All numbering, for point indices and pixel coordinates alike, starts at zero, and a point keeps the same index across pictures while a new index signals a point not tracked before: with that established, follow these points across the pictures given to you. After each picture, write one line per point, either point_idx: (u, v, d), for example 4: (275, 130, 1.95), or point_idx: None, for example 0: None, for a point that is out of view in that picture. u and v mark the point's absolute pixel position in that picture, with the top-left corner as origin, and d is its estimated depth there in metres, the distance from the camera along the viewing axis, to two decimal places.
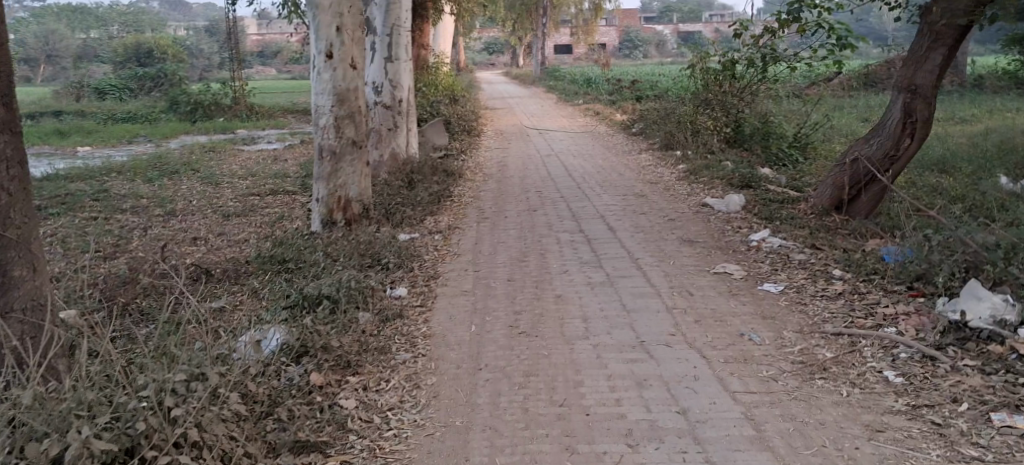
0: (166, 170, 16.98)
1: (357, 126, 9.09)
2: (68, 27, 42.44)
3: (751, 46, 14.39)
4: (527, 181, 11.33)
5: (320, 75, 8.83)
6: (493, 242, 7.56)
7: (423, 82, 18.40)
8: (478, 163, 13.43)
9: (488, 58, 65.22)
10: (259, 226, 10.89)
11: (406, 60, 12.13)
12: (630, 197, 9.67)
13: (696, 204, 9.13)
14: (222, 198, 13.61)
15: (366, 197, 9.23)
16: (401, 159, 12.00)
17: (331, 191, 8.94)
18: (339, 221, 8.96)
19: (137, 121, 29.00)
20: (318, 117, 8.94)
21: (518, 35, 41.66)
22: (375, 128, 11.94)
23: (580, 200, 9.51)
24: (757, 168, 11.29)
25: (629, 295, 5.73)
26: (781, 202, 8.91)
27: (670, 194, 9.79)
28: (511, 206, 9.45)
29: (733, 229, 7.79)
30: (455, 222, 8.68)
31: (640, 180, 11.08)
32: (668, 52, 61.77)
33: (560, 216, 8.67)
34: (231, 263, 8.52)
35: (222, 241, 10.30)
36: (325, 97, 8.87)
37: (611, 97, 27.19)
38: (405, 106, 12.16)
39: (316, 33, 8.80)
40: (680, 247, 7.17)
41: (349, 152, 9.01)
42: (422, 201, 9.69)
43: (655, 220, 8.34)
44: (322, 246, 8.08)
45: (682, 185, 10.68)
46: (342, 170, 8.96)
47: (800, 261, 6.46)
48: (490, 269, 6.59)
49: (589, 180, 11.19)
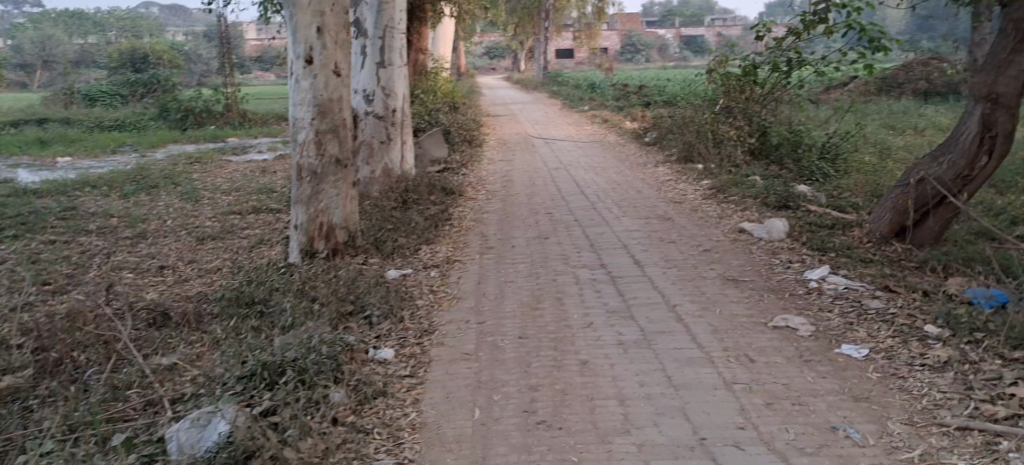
0: (145, 183, 15.78)
1: (342, 142, 7.90)
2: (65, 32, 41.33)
3: (776, 49, 13.47)
4: (534, 201, 10.14)
5: (299, 83, 7.65)
6: (499, 281, 6.37)
7: (420, 89, 17.22)
8: (480, 177, 12.29)
9: (489, 62, 64.18)
10: (235, 252, 9.71)
11: (401, 65, 10.97)
12: (652, 221, 8.50)
13: (732, 230, 7.94)
14: (201, 217, 12.43)
15: (355, 222, 8.06)
16: (396, 175, 10.83)
17: (311, 216, 7.75)
18: (321, 251, 7.79)
19: (125, 128, 27.79)
20: (297, 132, 7.75)
21: (520, 39, 40.45)
22: (365, 142, 10.78)
23: (597, 226, 8.31)
24: (793, 185, 10.14)
25: (672, 361, 4.53)
26: (831, 228, 7.72)
27: (699, 218, 8.59)
28: (519, 232, 8.26)
29: (783, 263, 6.61)
30: (452, 252, 7.51)
31: (663, 200, 9.90)
32: (670, 56, 60.69)
33: (576, 244, 7.51)
34: (196, 303, 7.36)
35: (192, 270, 9.13)
36: (305, 109, 7.68)
37: (618, 102, 26.09)
38: (399, 116, 10.99)
39: (293, 35, 7.62)
40: (724, 288, 5.97)
41: (333, 172, 7.83)
42: (417, 224, 8.51)
43: (687, 250, 7.17)
44: (300, 281, 6.91)
45: (709, 204, 9.51)
46: (325, 192, 7.80)
47: (877, 312, 5.27)
48: (497, 320, 5.42)
49: (605, 199, 10.03)
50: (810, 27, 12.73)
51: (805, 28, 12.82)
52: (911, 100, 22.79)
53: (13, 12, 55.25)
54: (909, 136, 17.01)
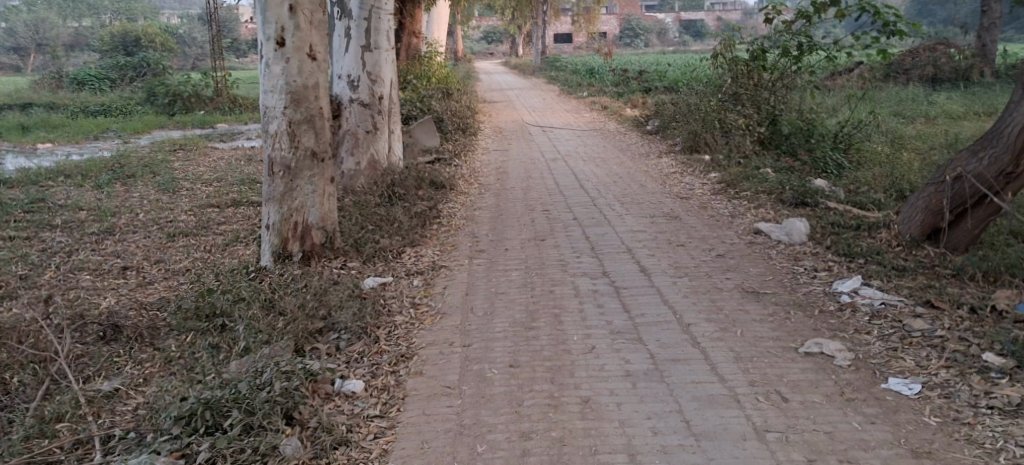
0: (122, 172, 14.97)
1: (319, 133, 7.14)
2: (58, 14, 40.27)
3: (785, 33, 13.01)
4: (529, 196, 9.43)
5: (270, 67, 6.89)
6: (489, 293, 5.67)
7: (412, 75, 16.44)
8: (473, 169, 11.58)
9: (486, 47, 63.17)
10: (206, 251, 8.98)
11: (388, 49, 10.23)
12: (659, 220, 7.82)
13: (747, 231, 7.26)
14: (176, 210, 11.64)
15: (334, 221, 7.32)
16: (382, 166, 10.09)
17: (285, 215, 7.01)
18: (295, 254, 7.06)
19: (111, 113, 26.90)
20: (268, 123, 6.99)
21: (517, 23, 39.60)
22: (350, 131, 9.97)
23: (600, 227, 7.60)
24: (808, 180, 9.46)
25: (691, 400, 3.85)
26: (856, 229, 7.05)
27: (710, 217, 7.88)
28: (512, 232, 7.54)
29: (807, 272, 5.94)
30: (438, 256, 6.81)
31: (669, 196, 9.18)
32: (669, 41, 59.84)
33: (575, 248, 6.82)
34: (155, 312, 6.69)
35: (158, 272, 8.39)
36: (276, 97, 6.92)
37: (618, 88, 25.29)
38: (386, 103, 10.23)
39: (263, 15, 6.87)
40: (744, 303, 5.26)
41: (309, 166, 7.08)
42: (402, 222, 7.79)
43: (699, 254, 6.49)
44: (269, 290, 6.20)
45: (718, 200, 8.83)
46: (299, 189, 7.06)
47: (924, 334, 4.52)
48: (486, 344, 4.73)
49: (607, 195, 9.32)
50: (821, 10, 12.35)
51: (816, 11, 12.40)
52: (920, 87, 22.08)
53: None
54: (921, 125, 16.32)
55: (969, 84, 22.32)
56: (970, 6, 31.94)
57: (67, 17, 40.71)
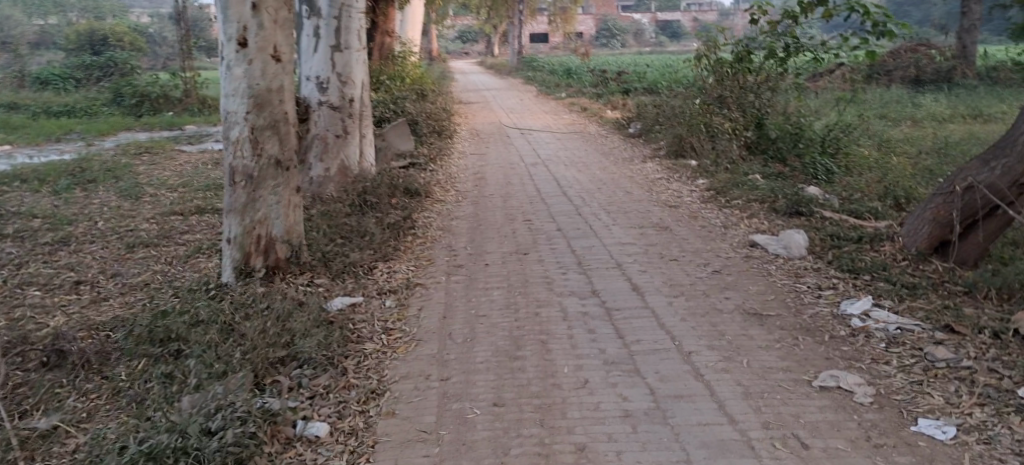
0: (82, 176, 14.25)
1: (284, 140, 6.62)
2: (23, 11, 38.92)
3: (770, 34, 12.67)
4: (509, 204, 8.97)
5: (230, 69, 6.35)
6: (469, 316, 5.19)
7: (386, 75, 15.90)
8: (449, 174, 11.11)
9: (463, 47, 62.60)
10: (166, 263, 8.38)
11: (359, 49, 9.73)
12: (648, 231, 7.41)
13: (742, 243, 6.88)
14: (137, 217, 11.00)
15: (300, 234, 6.81)
16: (353, 172, 9.59)
17: (246, 228, 6.47)
18: (258, 269, 6.54)
19: (75, 114, 25.95)
20: (228, 129, 6.45)
21: (494, 22, 39.13)
22: (319, 135, 9.51)
23: (585, 240, 7.16)
24: (800, 187, 9.10)
25: (701, 449, 3.46)
26: (856, 243, 6.69)
27: (702, 229, 7.47)
28: (492, 245, 7.08)
29: (811, 290, 5.55)
30: (413, 272, 6.33)
31: (657, 205, 8.77)
32: (646, 41, 59.64)
33: (561, 264, 6.39)
34: (105, 334, 6.03)
35: (113, 285, 7.73)
36: (237, 102, 6.38)
37: (597, 89, 24.92)
38: (357, 106, 9.73)
39: (222, 13, 6.30)
40: (748, 327, 4.86)
41: (272, 176, 6.57)
42: (374, 234, 7.29)
43: (694, 271, 6.09)
44: (228, 310, 5.66)
45: (708, 209, 8.44)
46: (262, 200, 6.54)
47: (948, 364, 4.16)
48: (466, 377, 4.27)
49: (591, 203, 8.88)
50: (808, 10, 12.01)
51: (803, 11, 12.05)
52: (900, 89, 21.95)
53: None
54: (905, 128, 16.11)
55: (948, 86, 22.23)
56: (946, 6, 32.01)
57: (32, 14, 39.43)
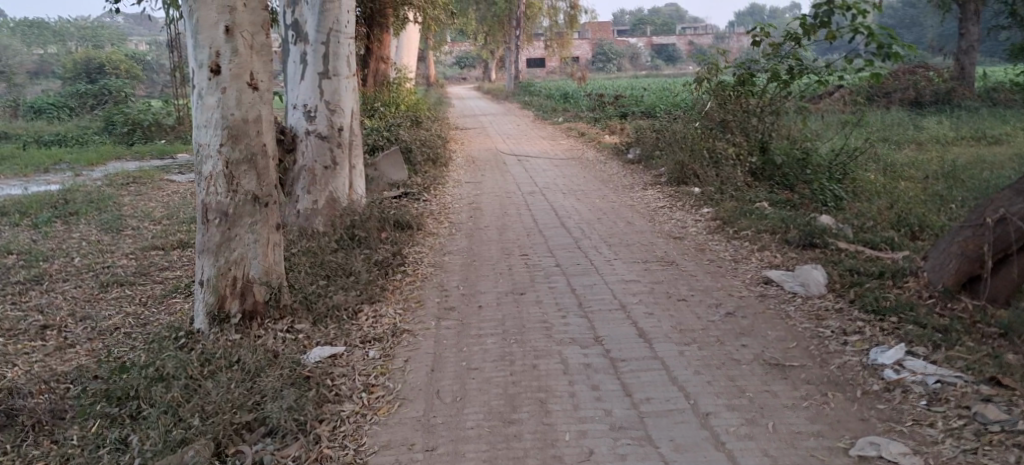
0: (64, 208, 13.75)
1: (262, 174, 6.15)
2: (21, 40, 38.65)
3: (772, 56, 12.30)
4: (505, 236, 8.49)
5: (202, 99, 5.90)
6: (460, 370, 4.69)
7: (380, 102, 15.52)
8: (443, 204, 10.64)
9: (459, 72, 62.52)
10: (140, 304, 7.87)
11: (349, 77, 9.30)
12: (653, 266, 6.94)
13: (756, 280, 6.42)
14: (116, 252, 10.50)
15: (280, 275, 6.31)
16: (342, 205, 9.10)
17: (221, 270, 5.99)
18: (234, 314, 6.03)
19: (66, 143, 25.49)
20: (201, 162, 5.99)
21: (490, 47, 38.99)
22: (306, 167, 9.01)
23: (586, 276, 6.67)
24: (811, 216, 8.66)
25: None
26: (879, 279, 6.24)
27: (711, 264, 7.00)
28: (487, 283, 6.58)
29: (835, 335, 5.10)
30: (400, 317, 5.83)
31: (661, 237, 8.30)
32: (641, 65, 59.62)
33: (561, 305, 5.90)
34: (61, 391, 5.51)
35: (81, 330, 7.20)
36: (211, 133, 5.93)
37: (594, 113, 24.57)
38: (347, 135, 9.28)
39: (194, 37, 5.87)
40: (769, 382, 4.40)
41: (249, 212, 6.07)
42: (361, 273, 6.80)
43: (706, 312, 5.62)
44: (196, 362, 5.16)
45: (715, 241, 7.99)
46: (239, 239, 6.04)
47: (1001, 428, 3.74)
48: (455, 448, 3.87)
49: (591, 235, 8.40)
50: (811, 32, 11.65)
51: (806, 33, 11.79)
52: (901, 111, 21.63)
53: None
54: (911, 151, 15.74)
55: (949, 108, 21.91)
56: (942, 28, 31.90)
57: (30, 43, 39.17)
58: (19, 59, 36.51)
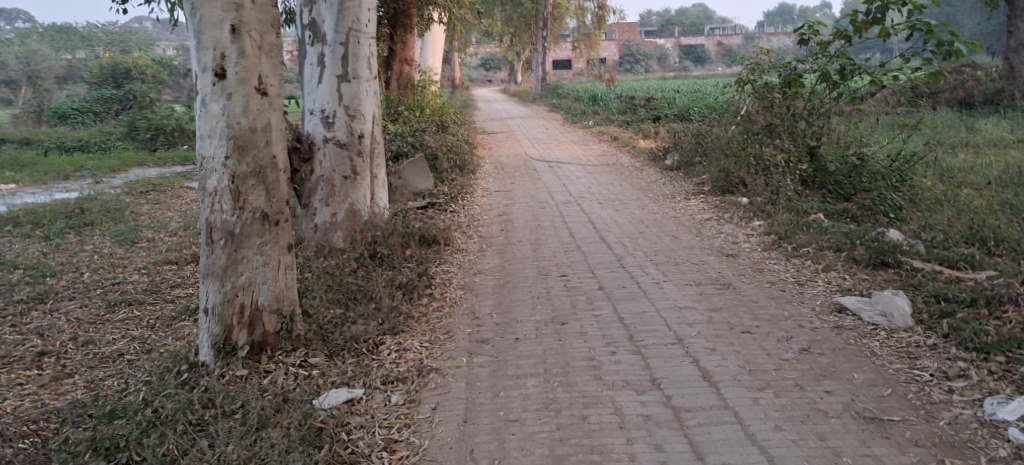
0: (78, 218, 13.25)
1: (272, 189, 5.52)
2: (50, 46, 38.53)
3: (820, 55, 11.49)
4: (540, 253, 7.80)
5: (206, 105, 5.29)
6: (497, 423, 4.05)
7: (405, 106, 14.91)
8: (472, 216, 9.98)
9: (485, 74, 61.98)
10: (147, 328, 7.27)
11: (369, 80, 8.71)
12: (708, 290, 6.23)
13: (829, 308, 5.67)
14: (127, 267, 9.93)
15: (293, 301, 5.68)
16: (363, 218, 8.48)
17: (227, 297, 5.37)
18: (242, 345, 5.42)
19: (89, 149, 25.18)
20: (205, 176, 5.37)
21: (517, 50, 38.29)
22: (325, 177, 8.40)
23: (634, 302, 5.97)
24: (876, 230, 7.88)
25: None
26: (971, 307, 5.48)
27: (773, 288, 6.25)
28: (523, 310, 5.90)
29: (936, 379, 4.38)
30: (426, 351, 5.16)
31: (712, 254, 7.56)
32: (670, 66, 58.58)
33: (609, 337, 5.21)
34: (49, 434, 4.91)
35: (80, 357, 6.62)
36: (215, 143, 5.32)
37: (625, 116, 23.81)
38: (368, 142, 8.66)
39: (196, 37, 5.26)
40: (870, 444, 3.71)
41: (258, 232, 5.45)
42: (383, 298, 6.14)
43: (777, 348, 4.90)
44: (196, 406, 4.55)
45: (772, 259, 7.25)
46: (246, 262, 5.42)
47: None
48: None
49: (636, 252, 7.68)
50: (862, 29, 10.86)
51: (858, 30, 10.94)
52: (947, 112, 20.67)
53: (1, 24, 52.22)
54: (965, 154, 14.84)
55: (998, 108, 20.89)
56: (984, 26, 30.76)
57: (60, 49, 39.09)
58: (46, 65, 36.37)
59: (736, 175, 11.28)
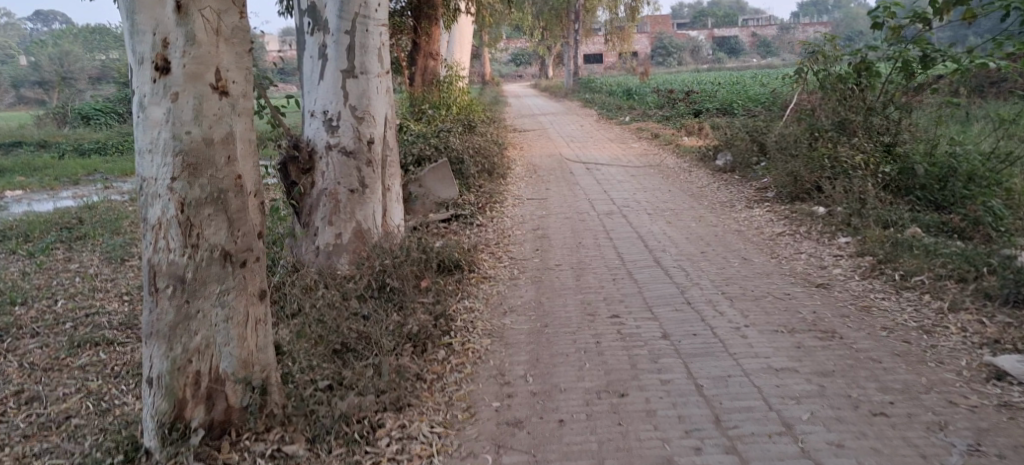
0: (70, 230, 12.11)
1: (236, 218, 4.20)
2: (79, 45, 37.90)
3: (894, 42, 9.77)
4: (583, 283, 6.39)
5: (145, 110, 3.99)
6: None
7: (429, 104, 13.57)
8: (501, 232, 8.60)
9: (515, 69, 60.61)
10: (111, 377, 6.09)
11: (380, 75, 7.36)
12: (807, 339, 4.82)
13: (982, 369, 4.24)
14: (109, 292, 8.72)
15: (267, 362, 4.37)
16: (372, 239, 7.16)
17: (177, 363, 4.09)
18: (197, 426, 4.11)
19: (107, 152, 24.21)
20: (147, 201, 4.06)
21: (548, 43, 36.77)
22: (326, 191, 7.11)
23: (711, 359, 4.57)
24: (1000, 251, 6.36)
25: None
26: None
27: (892, 338, 4.77)
28: (566, 372, 4.55)
29: None
30: (438, 443, 4.01)
31: (798, 284, 6.08)
32: (703, 58, 56.59)
33: (687, 419, 3.87)
34: None
35: (20, 421, 5.42)
36: (157, 159, 4.01)
37: (664, 111, 22.26)
38: (378, 148, 7.33)
39: (130, 19, 3.94)
40: None
41: (217, 275, 4.14)
42: (386, 356, 4.82)
43: (932, 446, 3.52)
44: None
45: (876, 291, 5.80)
46: (201, 318, 4.12)
47: None
48: None
49: (701, 281, 6.24)
50: (943, 11, 9.18)
51: (937, 13, 9.16)
52: None
53: (35, 25, 52.19)
54: None
55: None
56: None
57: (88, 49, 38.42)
58: (77, 65, 35.62)
59: (808, 179, 9.78)
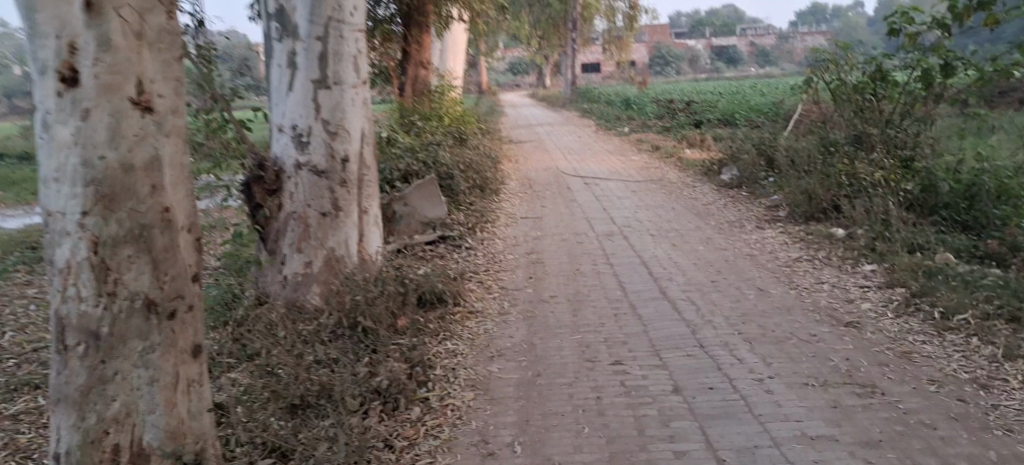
0: (34, 250, 11.35)
1: (164, 259, 3.47)
2: None
3: (910, 50, 9.08)
4: (580, 321, 5.66)
5: (49, 130, 3.25)
6: None
7: (418, 115, 12.87)
8: (491, 256, 7.89)
9: (512, 79, 59.96)
10: (47, 429, 5.36)
11: (357, 86, 6.67)
12: (845, 395, 4.13)
13: None
14: None
15: (202, 431, 3.70)
16: (346, 268, 6.45)
17: (90, 436, 3.38)
18: None
19: None
20: (53, 241, 3.32)
21: (545, 53, 36.12)
22: (295, 214, 6.41)
23: (734, 423, 3.87)
24: None
25: None
26: None
27: (944, 395, 4.08)
28: (559, 440, 3.85)
29: None
30: None
31: (824, 324, 5.35)
32: (702, 68, 56.01)
33: None
34: None
35: None
36: (65, 189, 3.26)
37: (664, 122, 21.56)
38: (354, 166, 6.63)
39: (29, 17, 3.21)
40: None
41: (139, 330, 3.41)
42: (348, 418, 4.11)
43: None
44: None
45: (915, 330, 5.10)
46: (120, 381, 3.39)
47: None
48: None
49: (714, 319, 5.51)
50: (965, 16, 8.46)
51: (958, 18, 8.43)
52: None
53: None
54: None
55: None
56: None
57: None
58: None
59: (824, 198, 9.07)
